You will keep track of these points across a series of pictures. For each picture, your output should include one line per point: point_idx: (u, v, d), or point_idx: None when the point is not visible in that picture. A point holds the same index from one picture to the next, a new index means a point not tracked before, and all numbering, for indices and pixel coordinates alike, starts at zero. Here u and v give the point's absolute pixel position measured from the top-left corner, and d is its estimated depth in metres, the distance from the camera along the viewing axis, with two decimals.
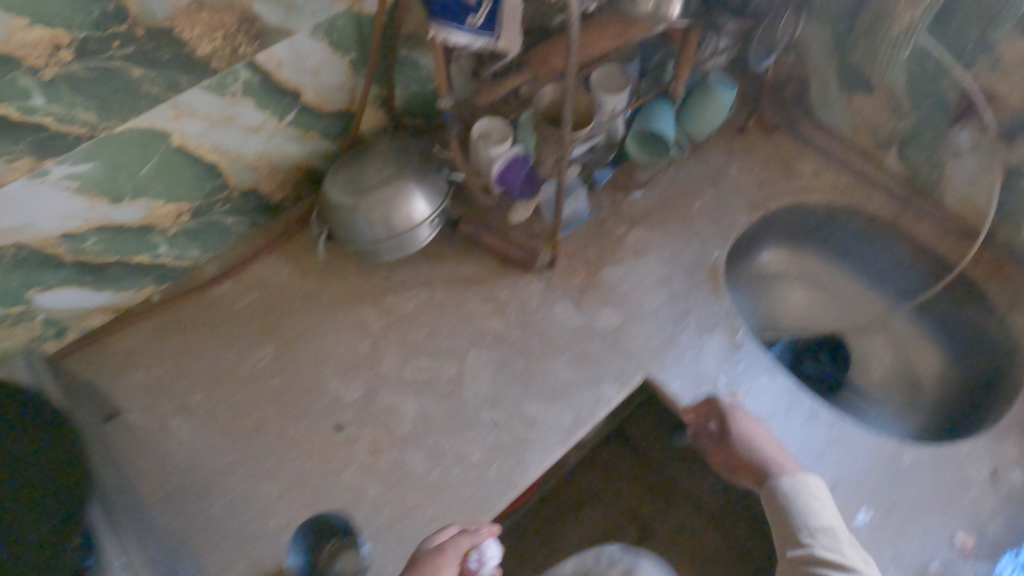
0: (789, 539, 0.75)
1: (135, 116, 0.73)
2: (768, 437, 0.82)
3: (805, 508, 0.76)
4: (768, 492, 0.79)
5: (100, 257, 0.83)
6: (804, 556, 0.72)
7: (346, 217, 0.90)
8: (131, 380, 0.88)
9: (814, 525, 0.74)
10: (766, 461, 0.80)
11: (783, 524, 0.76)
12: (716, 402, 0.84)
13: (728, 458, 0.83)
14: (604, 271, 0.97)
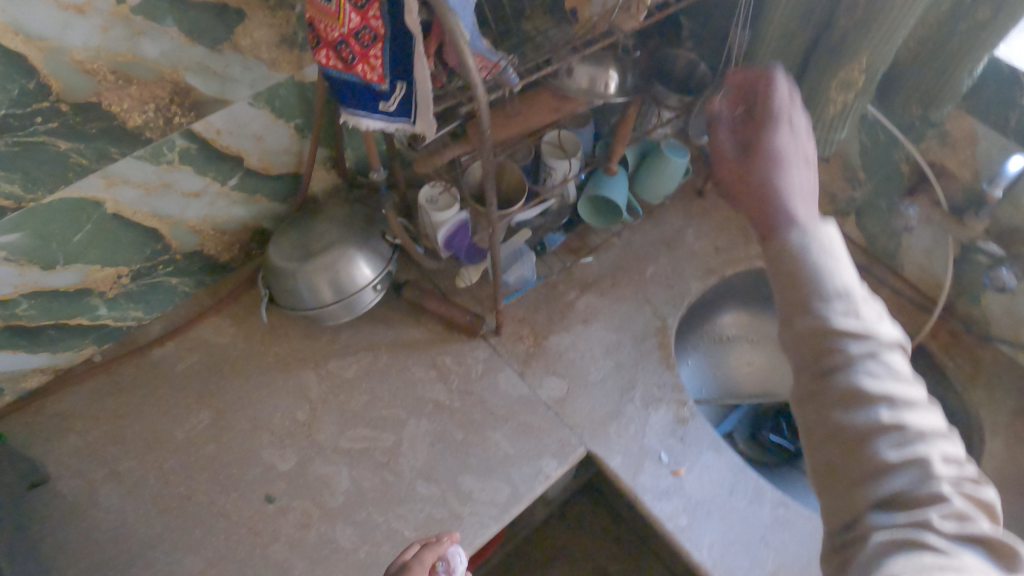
0: (792, 295, 0.49)
1: (65, 186, 0.73)
2: (805, 184, 0.53)
3: (817, 270, 0.48)
4: (772, 255, 0.50)
5: (33, 321, 0.83)
6: (824, 406, 0.46)
7: (287, 281, 0.89)
8: (64, 444, 0.87)
9: (829, 290, 0.47)
10: (785, 221, 0.50)
11: (789, 274, 0.49)
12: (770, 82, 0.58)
13: (739, 185, 0.55)
14: (551, 338, 0.95)
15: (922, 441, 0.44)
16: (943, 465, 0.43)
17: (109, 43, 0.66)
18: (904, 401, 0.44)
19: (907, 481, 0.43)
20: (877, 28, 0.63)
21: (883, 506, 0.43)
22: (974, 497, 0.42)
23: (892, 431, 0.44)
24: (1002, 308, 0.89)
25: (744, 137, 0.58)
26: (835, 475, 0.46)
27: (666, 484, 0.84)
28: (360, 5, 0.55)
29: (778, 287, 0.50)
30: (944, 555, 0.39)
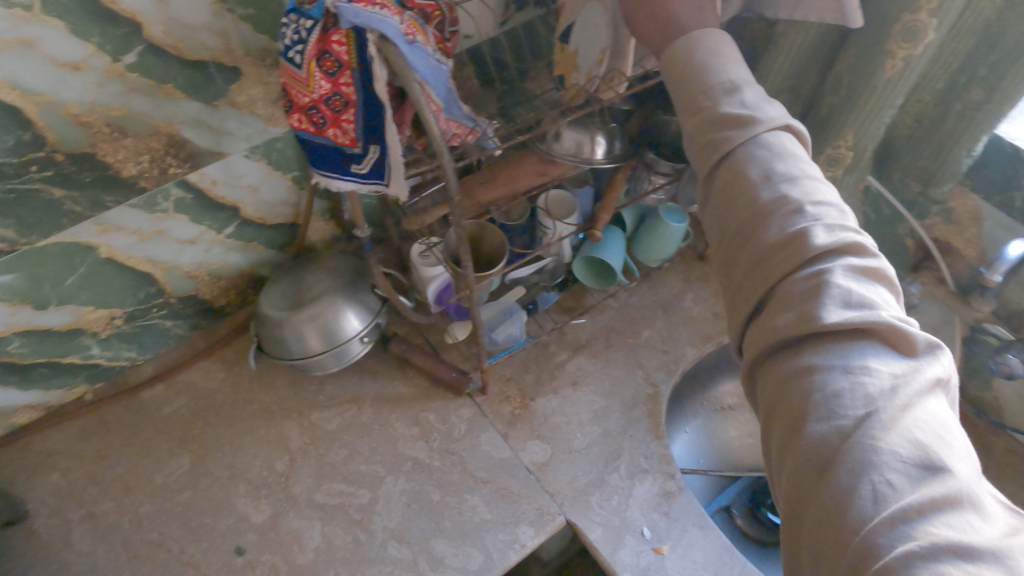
0: (687, 96, 0.51)
1: (59, 232, 0.76)
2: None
3: (705, 63, 0.51)
4: (670, 62, 0.53)
5: (25, 359, 0.84)
6: (723, 204, 0.47)
7: (275, 331, 0.90)
8: (44, 483, 0.87)
9: (716, 88, 0.49)
10: (677, 15, 0.54)
11: (681, 73, 0.52)
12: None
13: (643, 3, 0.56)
14: (538, 400, 0.94)
15: (804, 217, 0.42)
16: (827, 237, 0.40)
17: (103, 99, 0.69)
18: (784, 181, 0.43)
19: (795, 266, 0.41)
20: (865, 103, 0.62)
21: (777, 307, 0.41)
22: (858, 268, 0.40)
23: (776, 215, 0.42)
24: (1014, 395, 0.84)
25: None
26: (736, 265, 0.45)
27: (646, 563, 0.80)
28: (330, 72, 0.56)
29: (678, 95, 0.52)
30: (845, 383, 0.36)
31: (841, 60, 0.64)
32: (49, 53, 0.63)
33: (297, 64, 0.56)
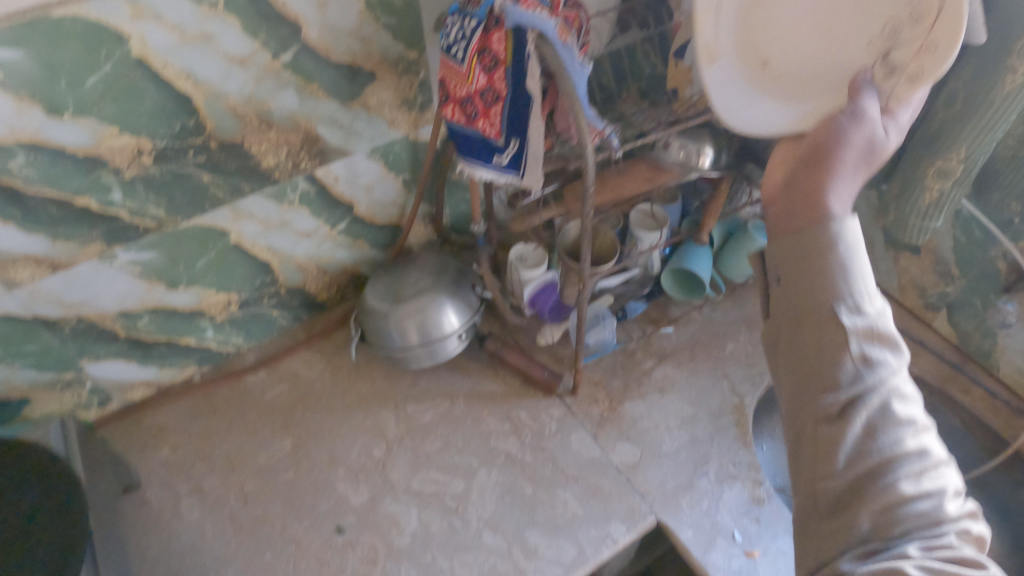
0: (808, 363, 0.48)
1: (200, 215, 0.82)
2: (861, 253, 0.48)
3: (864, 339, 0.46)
4: (800, 329, 0.48)
5: (150, 335, 0.90)
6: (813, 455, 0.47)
7: (379, 323, 0.94)
8: (156, 456, 0.92)
9: (881, 369, 0.46)
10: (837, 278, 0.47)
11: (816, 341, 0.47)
12: (841, 125, 0.54)
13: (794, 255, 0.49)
14: (626, 404, 0.96)
15: (917, 489, 0.44)
16: (936, 511, 0.44)
17: (259, 93, 0.75)
18: (914, 452, 0.45)
19: (899, 526, 0.43)
20: (977, 118, 0.66)
21: (866, 549, 0.43)
22: (963, 542, 0.42)
23: (897, 476, 0.44)
24: None
25: (790, 178, 0.53)
26: (819, 513, 0.47)
27: (738, 565, 0.80)
28: (488, 68, 0.61)
29: (794, 355, 0.49)
30: None
31: (955, 78, 0.68)
32: (223, 48, 0.70)
33: (459, 59, 0.61)
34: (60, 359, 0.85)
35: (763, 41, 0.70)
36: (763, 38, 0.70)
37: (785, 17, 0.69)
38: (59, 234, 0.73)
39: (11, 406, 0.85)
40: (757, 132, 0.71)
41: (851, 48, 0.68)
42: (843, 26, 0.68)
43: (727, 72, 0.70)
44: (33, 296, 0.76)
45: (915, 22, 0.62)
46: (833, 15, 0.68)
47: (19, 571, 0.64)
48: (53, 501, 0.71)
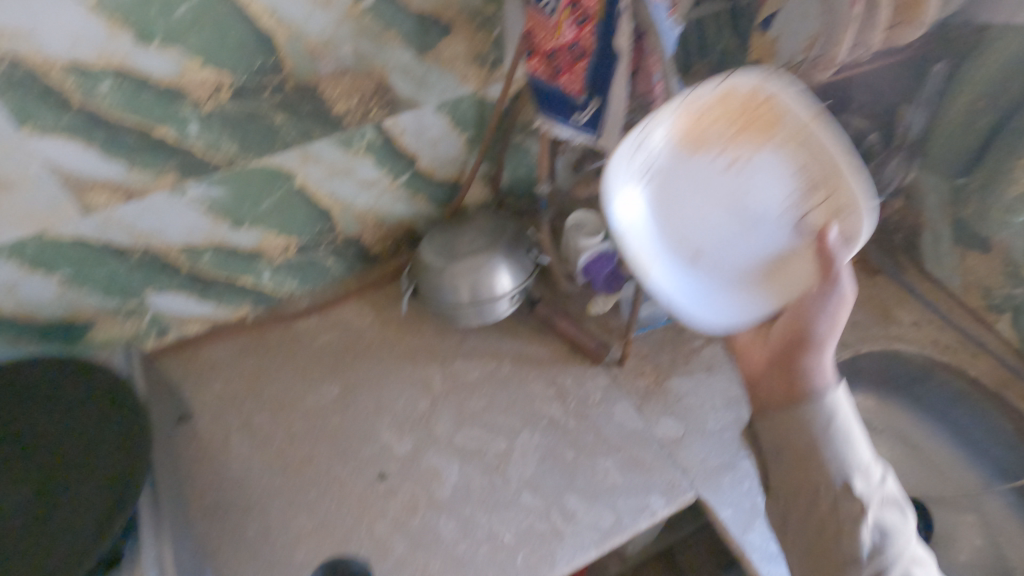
0: (825, 543, 0.52)
1: (269, 155, 0.82)
2: (843, 418, 0.55)
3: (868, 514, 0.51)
4: (812, 513, 0.53)
5: (209, 272, 0.92)
6: None
7: (433, 278, 0.95)
8: (208, 390, 0.95)
9: (888, 538, 0.51)
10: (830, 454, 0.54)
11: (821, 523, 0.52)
12: (812, 301, 0.61)
13: (784, 446, 0.56)
14: (672, 379, 0.96)
15: None
16: None
17: (338, 36, 0.75)
18: None
19: None
20: None
21: None
22: None
23: None
24: None
25: (781, 380, 0.60)
26: None
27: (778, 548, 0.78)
28: (577, 22, 0.61)
29: (810, 539, 0.53)
30: None
31: None
32: None
33: None
34: (126, 286, 0.87)
35: (680, 233, 0.69)
36: (679, 228, 0.69)
37: (683, 217, 0.69)
38: (137, 163, 0.75)
39: (77, 328, 0.88)
40: (715, 328, 0.67)
41: (757, 242, 0.68)
42: (747, 200, 0.68)
43: (680, 276, 0.68)
44: (106, 223, 0.79)
45: (810, 191, 0.65)
46: (734, 199, 0.68)
47: (86, 479, 0.68)
48: (117, 433, 0.72)
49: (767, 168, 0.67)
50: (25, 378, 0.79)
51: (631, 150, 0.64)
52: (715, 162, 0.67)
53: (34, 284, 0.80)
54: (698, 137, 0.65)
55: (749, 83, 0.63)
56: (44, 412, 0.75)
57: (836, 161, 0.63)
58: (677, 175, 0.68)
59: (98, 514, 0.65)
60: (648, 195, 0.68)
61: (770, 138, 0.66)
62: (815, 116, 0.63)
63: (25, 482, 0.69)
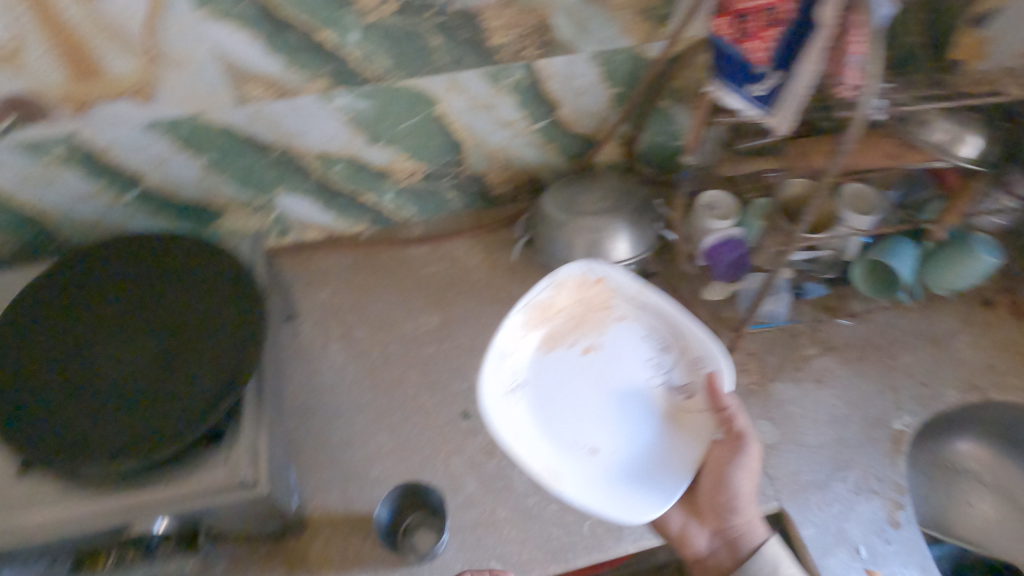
0: None
1: (417, 77, 0.82)
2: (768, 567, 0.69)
3: None
4: None
5: (338, 182, 0.94)
6: None
7: (549, 231, 0.94)
8: (316, 296, 1.00)
9: None
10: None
11: None
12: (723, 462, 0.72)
13: None
14: (776, 383, 0.91)
15: None
16: None
17: None
18: None
19: None
20: None
21: None
22: None
23: None
24: None
25: (725, 550, 0.73)
26: None
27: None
28: None
29: None
30: None
31: None
32: None
33: None
34: (261, 181, 0.91)
35: (575, 436, 0.76)
36: (574, 430, 0.76)
37: (574, 417, 0.78)
38: (296, 63, 0.77)
39: (210, 212, 0.93)
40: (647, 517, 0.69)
41: (645, 402, 0.78)
42: (627, 372, 0.80)
43: (592, 471, 0.74)
44: (255, 117, 0.82)
45: (667, 350, 0.80)
46: (604, 377, 0.80)
47: (197, 356, 0.72)
48: (223, 303, 0.77)
49: (627, 335, 0.82)
50: (149, 246, 0.84)
51: (496, 358, 0.78)
52: (576, 351, 0.82)
53: (180, 163, 0.85)
54: (550, 334, 0.82)
55: (565, 287, 0.82)
56: (164, 283, 0.80)
57: (674, 324, 0.80)
58: (548, 365, 0.81)
59: (206, 372, 0.70)
60: (522, 408, 0.77)
61: (616, 306, 0.83)
62: (635, 293, 0.82)
63: (142, 338, 0.75)
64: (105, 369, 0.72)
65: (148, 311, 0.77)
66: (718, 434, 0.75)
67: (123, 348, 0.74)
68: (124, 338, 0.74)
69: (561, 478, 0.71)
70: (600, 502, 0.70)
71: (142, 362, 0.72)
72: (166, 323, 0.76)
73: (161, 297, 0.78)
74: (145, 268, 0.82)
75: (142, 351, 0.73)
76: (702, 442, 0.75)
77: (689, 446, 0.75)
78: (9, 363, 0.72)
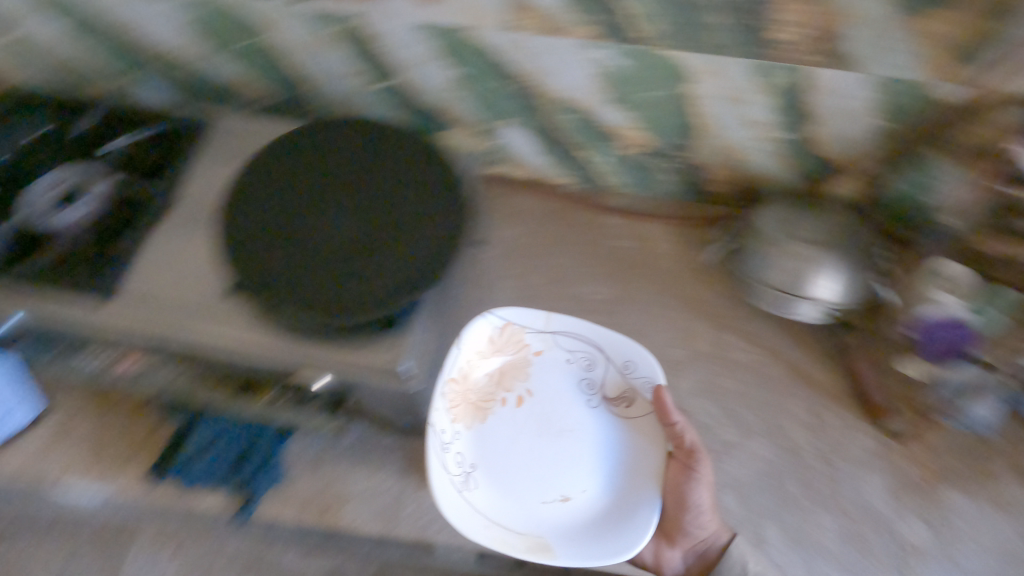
0: None
1: (683, 51, 0.79)
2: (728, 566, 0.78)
3: None
4: None
5: (564, 129, 0.95)
6: None
7: (754, 245, 0.88)
8: (505, 232, 1.03)
9: None
10: None
11: None
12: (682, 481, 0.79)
13: None
14: (948, 489, 0.81)
15: None
16: None
17: None
18: None
19: None
20: None
21: None
22: None
23: None
24: None
25: (698, 562, 0.82)
26: None
27: None
28: None
29: None
30: None
31: None
32: None
33: None
34: (497, 108, 0.94)
35: (540, 494, 0.79)
36: (540, 486, 0.80)
37: (532, 472, 0.81)
38: (575, 5, 0.77)
39: (440, 122, 0.98)
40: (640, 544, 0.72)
41: (593, 426, 0.83)
42: (562, 408, 0.84)
43: (564, 528, 0.77)
44: (515, 46, 0.84)
45: (592, 366, 0.85)
46: (544, 421, 0.83)
47: (392, 252, 0.77)
48: (431, 206, 0.81)
49: (549, 367, 0.85)
50: (375, 132, 0.90)
51: (439, 453, 0.77)
52: (512, 406, 0.84)
53: (433, 69, 0.90)
54: (477, 407, 0.83)
55: (480, 353, 0.83)
56: (380, 170, 0.86)
57: (596, 342, 0.84)
58: (488, 436, 0.82)
59: (394, 270, 0.75)
60: (480, 502, 0.78)
61: (529, 346, 0.85)
62: (546, 330, 0.85)
63: (349, 218, 0.81)
64: (317, 233, 0.80)
65: (360, 192, 0.83)
66: (668, 444, 0.81)
67: (331, 222, 0.81)
68: (334, 212, 0.81)
69: (551, 546, 0.75)
70: (598, 556, 0.73)
71: (344, 240, 0.79)
72: (372, 209, 0.82)
73: (375, 183, 0.84)
74: (368, 152, 0.88)
75: (346, 230, 0.80)
76: (656, 456, 0.80)
77: (646, 457, 0.80)
78: (242, 206, 0.81)
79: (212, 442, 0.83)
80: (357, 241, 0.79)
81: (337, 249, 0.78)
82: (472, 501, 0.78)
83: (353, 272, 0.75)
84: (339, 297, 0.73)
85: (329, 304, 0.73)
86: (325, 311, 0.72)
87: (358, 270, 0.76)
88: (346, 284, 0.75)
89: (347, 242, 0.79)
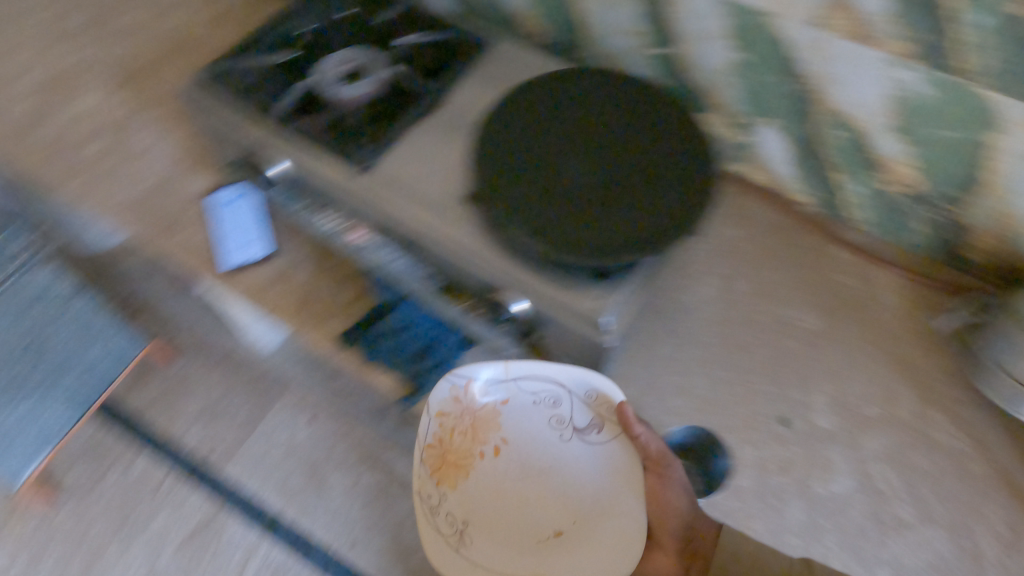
0: None
1: (1003, 96, 0.70)
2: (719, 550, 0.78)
3: None
4: None
5: (828, 144, 0.89)
6: None
7: (1003, 328, 0.78)
8: (722, 231, 1.00)
9: None
10: None
11: None
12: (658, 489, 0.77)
13: None
14: None
15: None
16: None
17: None
18: None
19: None
20: None
21: None
22: None
23: None
24: None
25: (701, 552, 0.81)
26: None
27: None
28: None
29: None
30: None
31: None
32: None
33: None
34: (765, 105, 0.91)
35: (534, 532, 0.79)
36: (529, 527, 0.79)
37: (522, 512, 0.80)
38: (901, 16, 0.70)
39: (700, 103, 0.97)
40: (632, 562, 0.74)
41: (571, 460, 0.81)
42: (537, 448, 0.82)
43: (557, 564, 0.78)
44: (813, 44, 0.79)
45: (558, 402, 0.82)
46: (523, 466, 0.82)
47: (623, 211, 0.77)
48: (676, 178, 0.80)
49: (517, 412, 0.83)
50: (640, 92, 0.89)
51: (426, 521, 0.80)
52: (490, 458, 0.82)
53: (716, 47, 0.88)
54: (455, 465, 0.82)
55: (450, 411, 0.83)
56: (634, 129, 0.86)
57: (556, 380, 0.80)
58: (475, 491, 0.82)
59: (620, 228, 0.76)
60: (481, 556, 0.79)
61: (494, 397, 0.83)
62: (506, 378, 0.82)
63: (591, 164, 0.82)
64: (558, 169, 0.81)
65: (609, 143, 0.84)
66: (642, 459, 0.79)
67: (574, 163, 0.82)
68: (579, 155, 0.83)
69: None
70: None
71: (581, 184, 0.80)
72: (615, 164, 0.82)
73: (625, 141, 0.84)
74: (626, 108, 0.88)
75: (586, 174, 0.81)
76: (631, 471, 0.79)
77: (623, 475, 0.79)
78: (499, 125, 0.85)
79: (404, 327, 0.91)
80: (593, 189, 0.80)
81: (573, 190, 0.79)
82: (470, 556, 0.80)
83: (581, 218, 0.77)
84: (562, 236, 0.75)
85: (552, 238, 0.75)
86: (546, 243, 0.75)
87: (587, 217, 0.77)
88: (572, 226, 0.76)
89: (584, 187, 0.80)
